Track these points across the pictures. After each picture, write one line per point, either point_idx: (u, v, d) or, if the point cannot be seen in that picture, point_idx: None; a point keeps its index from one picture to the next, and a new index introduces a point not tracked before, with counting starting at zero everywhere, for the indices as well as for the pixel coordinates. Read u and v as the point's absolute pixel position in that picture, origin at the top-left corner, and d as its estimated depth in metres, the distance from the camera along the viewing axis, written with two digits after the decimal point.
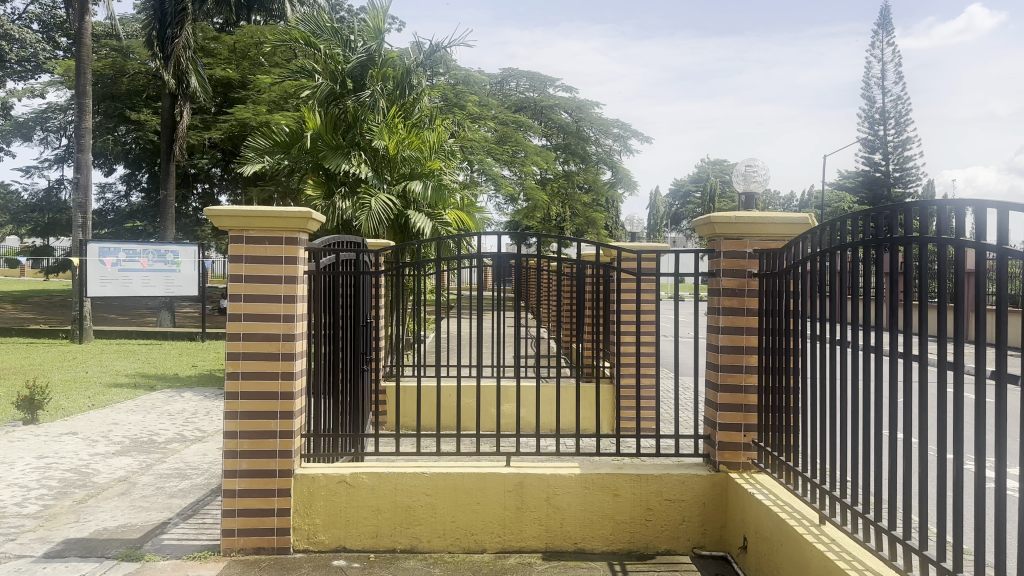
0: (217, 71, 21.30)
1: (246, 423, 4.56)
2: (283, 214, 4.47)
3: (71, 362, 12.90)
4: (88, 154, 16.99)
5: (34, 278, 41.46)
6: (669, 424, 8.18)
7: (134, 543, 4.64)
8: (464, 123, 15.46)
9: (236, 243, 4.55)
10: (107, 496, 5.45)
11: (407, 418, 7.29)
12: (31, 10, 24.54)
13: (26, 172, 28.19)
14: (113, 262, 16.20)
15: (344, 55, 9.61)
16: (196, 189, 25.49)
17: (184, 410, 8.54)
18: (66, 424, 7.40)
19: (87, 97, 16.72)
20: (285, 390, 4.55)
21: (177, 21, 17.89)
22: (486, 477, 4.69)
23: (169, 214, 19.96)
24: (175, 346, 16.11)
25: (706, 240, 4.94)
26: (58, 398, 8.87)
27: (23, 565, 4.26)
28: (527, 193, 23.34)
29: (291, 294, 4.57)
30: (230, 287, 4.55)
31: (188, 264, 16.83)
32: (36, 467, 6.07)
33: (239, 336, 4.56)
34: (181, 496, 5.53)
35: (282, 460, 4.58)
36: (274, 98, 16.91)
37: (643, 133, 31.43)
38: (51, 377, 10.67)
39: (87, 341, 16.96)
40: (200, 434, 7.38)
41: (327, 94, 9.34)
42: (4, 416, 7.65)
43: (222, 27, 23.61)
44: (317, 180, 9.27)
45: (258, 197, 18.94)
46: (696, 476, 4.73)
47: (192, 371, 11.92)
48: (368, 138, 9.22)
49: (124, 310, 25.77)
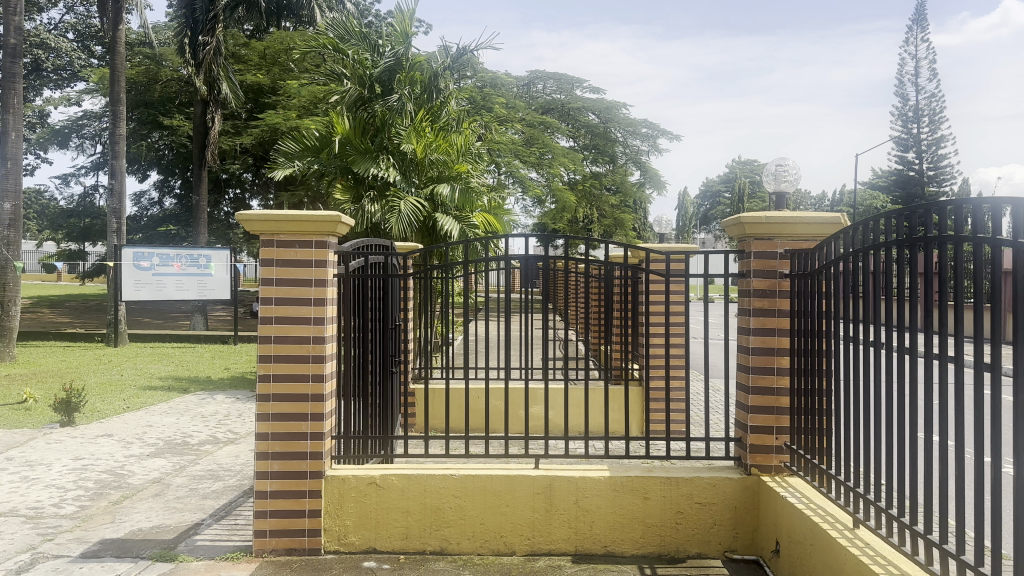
0: (248, 77, 21.64)
1: (278, 425, 4.61)
2: (312, 217, 4.51)
3: (106, 364, 13.15)
4: (122, 161, 17.30)
5: (72, 282, 42.55)
6: (701, 427, 8.15)
7: (168, 543, 4.71)
8: (491, 126, 15.55)
9: (266, 247, 4.60)
10: (142, 497, 5.54)
11: (436, 421, 7.32)
12: (67, 20, 24.97)
13: (63, 179, 28.88)
14: (149, 267, 16.42)
15: (373, 60, 9.69)
16: (228, 194, 25.76)
17: (217, 412, 8.65)
18: (101, 427, 7.53)
19: (121, 104, 16.99)
20: (316, 392, 4.59)
21: (207, 27, 18.17)
22: (514, 478, 4.69)
23: (202, 219, 20.17)
24: (209, 349, 16.25)
25: (736, 240, 4.88)
26: (94, 401, 9.03)
27: (60, 565, 4.34)
28: (555, 195, 23.17)
29: (321, 297, 4.61)
30: (262, 290, 4.59)
31: (219, 267, 17.06)
32: (74, 468, 6.20)
33: (271, 339, 4.60)
34: (214, 498, 5.60)
35: (313, 462, 4.62)
36: (302, 103, 17.09)
37: (672, 133, 31.23)
38: (86, 380, 10.84)
39: (122, 344, 17.19)
40: (233, 436, 7.48)
41: (356, 99, 9.44)
42: (42, 418, 7.80)
43: (252, 33, 23.93)
44: (346, 184, 9.36)
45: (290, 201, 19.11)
46: (728, 479, 4.68)
47: (224, 374, 12.05)
48: (396, 142, 9.26)
49: (158, 314, 26.22)
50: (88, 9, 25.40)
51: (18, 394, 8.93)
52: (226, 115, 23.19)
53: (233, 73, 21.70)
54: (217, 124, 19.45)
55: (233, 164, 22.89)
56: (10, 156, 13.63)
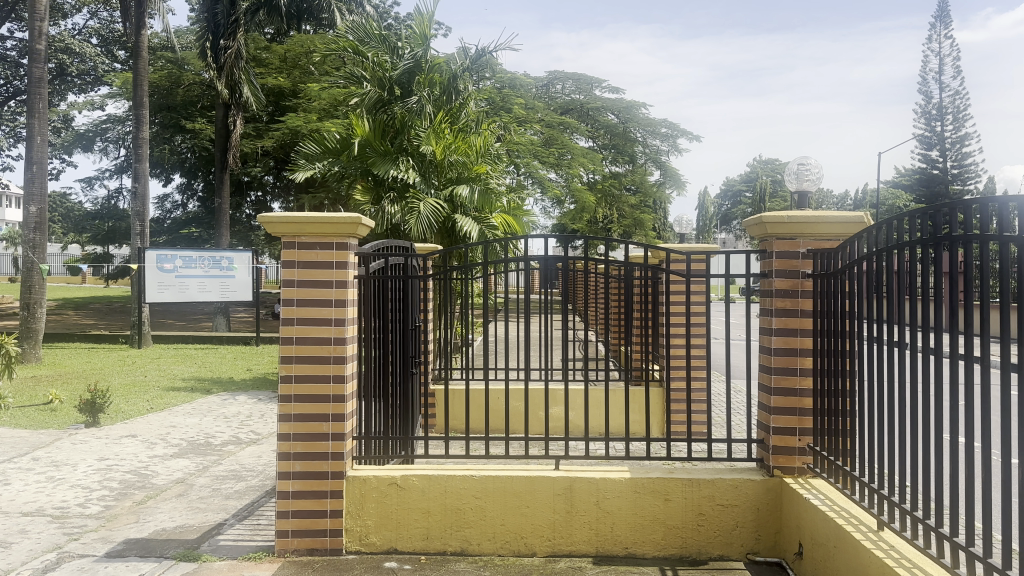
0: (269, 80, 21.84)
1: (299, 425, 4.63)
2: (333, 219, 4.54)
3: (130, 366, 13.30)
4: (145, 164, 17.47)
5: (96, 284, 43.06)
6: (722, 429, 8.08)
7: (192, 543, 4.75)
8: (511, 127, 15.57)
9: (288, 249, 4.64)
10: (166, 497, 5.59)
11: (457, 421, 7.34)
12: (91, 25, 25.27)
13: (88, 183, 29.23)
14: (172, 269, 16.47)
15: (392, 62, 9.71)
16: (250, 197, 25.93)
17: (239, 412, 8.71)
18: (126, 427, 7.60)
19: (144, 108, 17.15)
20: (336, 392, 4.61)
21: (229, 31, 18.34)
22: (534, 480, 4.68)
23: (224, 222, 20.33)
24: (232, 351, 16.38)
25: (758, 240, 4.84)
26: (119, 402, 9.11)
27: (85, 564, 4.38)
28: (574, 196, 23.14)
29: (342, 298, 4.63)
30: (283, 292, 4.63)
31: (242, 269, 17.22)
32: (99, 468, 6.26)
33: (292, 340, 4.63)
34: (237, 498, 5.63)
35: (334, 462, 4.64)
36: (324, 105, 17.18)
37: (692, 133, 31.10)
38: (111, 381, 10.95)
39: (145, 345, 17.36)
40: (255, 436, 7.52)
41: (375, 101, 9.45)
42: (67, 419, 7.88)
43: (273, 37, 24.11)
44: (366, 185, 9.41)
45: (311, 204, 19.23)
46: (750, 481, 4.64)
47: (246, 375, 12.12)
48: (416, 144, 9.28)
49: (181, 316, 26.47)
50: (111, 14, 25.69)
51: (44, 395, 9.03)
52: (248, 118, 23.37)
53: (255, 76, 21.90)
54: (239, 127, 19.57)
55: (255, 167, 23.13)
56: (35, 160, 13.81)
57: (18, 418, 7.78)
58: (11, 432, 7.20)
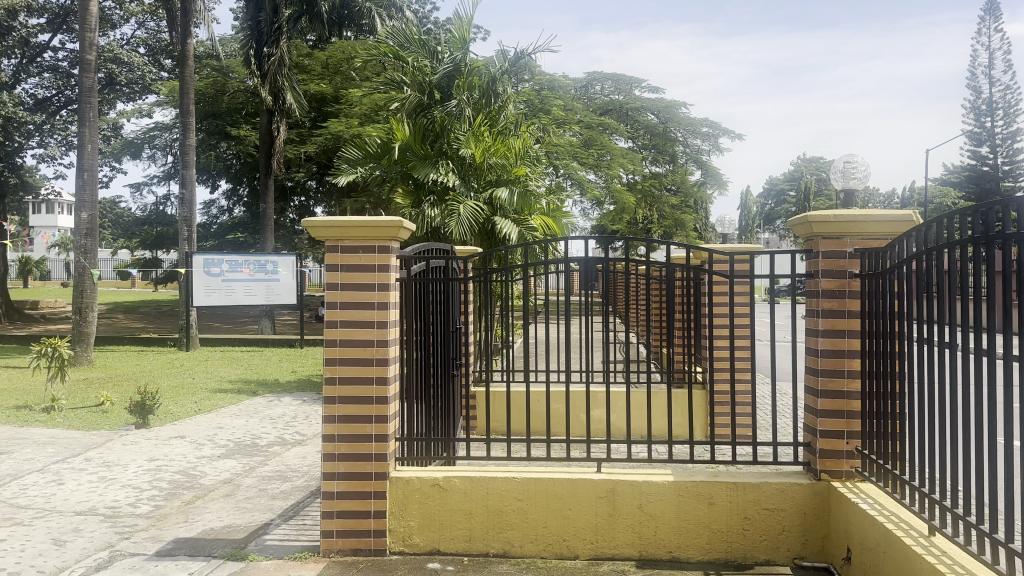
0: (311, 87, 22.16)
1: (343, 427, 4.68)
2: (376, 223, 4.58)
3: (179, 368, 13.60)
4: (193, 171, 17.83)
5: (146, 288, 44.11)
6: (769, 432, 7.96)
7: (239, 542, 4.82)
8: (551, 129, 15.58)
9: (332, 253, 4.69)
10: (214, 497, 5.70)
11: (497, 423, 7.35)
12: (139, 35, 25.84)
13: (137, 189, 29.96)
14: (219, 273, 16.87)
15: (432, 67, 9.73)
16: (293, 202, 26.33)
17: (284, 414, 8.84)
18: (175, 428, 7.76)
19: (191, 115, 17.52)
20: (380, 395, 4.65)
21: (273, 39, 18.65)
22: (576, 482, 4.66)
23: (268, 227, 20.69)
24: (277, 354, 16.64)
25: (803, 240, 4.76)
26: (168, 403, 9.31)
27: (136, 563, 4.48)
28: (614, 196, 23.08)
29: (384, 300, 4.67)
30: (327, 295, 4.68)
31: (286, 273, 17.47)
32: (149, 468, 6.40)
33: (337, 342, 4.68)
34: (283, 498, 5.71)
35: (377, 463, 4.67)
36: (364, 110, 17.39)
37: (734, 132, 30.81)
38: (160, 383, 11.19)
39: (193, 349, 17.75)
40: (300, 437, 7.63)
41: (416, 105, 9.51)
42: (118, 420, 8.08)
43: (314, 43, 24.42)
44: (407, 189, 9.48)
45: (353, 208, 19.47)
46: (797, 485, 4.56)
47: (291, 377, 12.30)
48: (455, 147, 9.33)
49: (228, 319, 26.99)
50: (158, 24, 26.27)
51: (96, 397, 9.26)
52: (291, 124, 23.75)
53: (297, 83, 22.22)
54: (283, 134, 19.92)
55: (298, 173, 23.49)
56: (86, 168, 14.19)
57: (71, 419, 7.99)
58: (65, 432, 7.41)
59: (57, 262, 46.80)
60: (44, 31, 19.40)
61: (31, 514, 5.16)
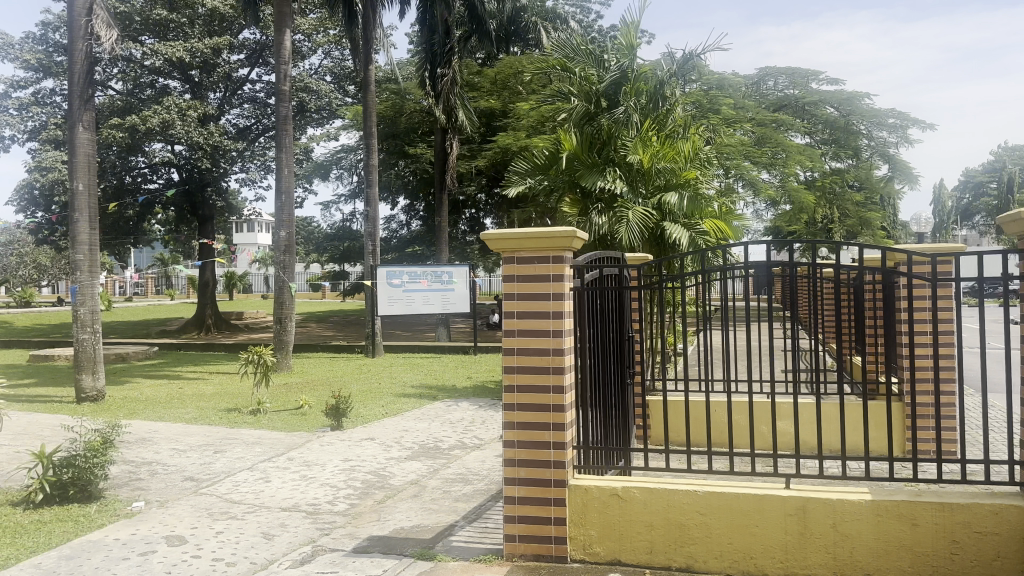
0: (481, 102, 22.92)
1: (522, 434, 4.79)
2: (549, 234, 4.66)
3: (367, 373, 14.54)
4: (375, 189, 19.01)
5: (335, 298, 47.45)
6: (982, 450, 7.26)
7: (427, 542, 5.08)
8: (727, 133, 15.16)
9: (508, 264, 4.83)
10: (403, 497, 6.02)
11: (674, 435, 7.23)
12: (327, 65, 27.88)
13: (326, 207, 32.31)
14: (400, 284, 17.73)
15: (599, 75, 9.83)
16: (466, 214, 27.20)
17: (463, 418, 9.21)
18: (365, 430, 8.30)
19: (373, 136, 18.63)
20: (556, 403, 4.72)
21: (445, 59, 19.46)
22: (763, 498, 4.50)
23: (444, 239, 21.58)
24: (451, 360, 17.31)
25: (1017, 238, 4.31)
26: (359, 407, 9.97)
27: (336, 557, 4.82)
28: (791, 196, 22.15)
29: (559, 310, 4.74)
30: (505, 304, 4.83)
31: (461, 282, 18.12)
32: (344, 468, 6.88)
33: (514, 350, 4.81)
34: (465, 501, 5.94)
35: (556, 470, 4.75)
36: (532, 122, 17.72)
37: (927, 120, 28.38)
38: (351, 388, 12.01)
39: (379, 355, 18.81)
40: (479, 441, 7.91)
41: (582, 115, 9.57)
42: (316, 422, 8.75)
43: (484, 61, 25.25)
44: (574, 198, 9.48)
45: (522, 218, 19.87)
46: (1015, 507, 4.16)
47: (469, 383, 12.77)
48: (622, 153, 9.30)
49: (407, 327, 28.37)
50: (342, 54, 28.13)
51: (296, 400, 10.09)
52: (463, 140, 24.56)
53: (468, 99, 23.05)
54: (455, 149, 20.71)
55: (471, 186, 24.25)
56: (284, 190, 15.32)
57: (275, 421, 8.75)
58: (271, 433, 8.11)
59: (258, 276, 51.21)
60: (244, 66, 21.22)
61: (245, 507, 5.67)
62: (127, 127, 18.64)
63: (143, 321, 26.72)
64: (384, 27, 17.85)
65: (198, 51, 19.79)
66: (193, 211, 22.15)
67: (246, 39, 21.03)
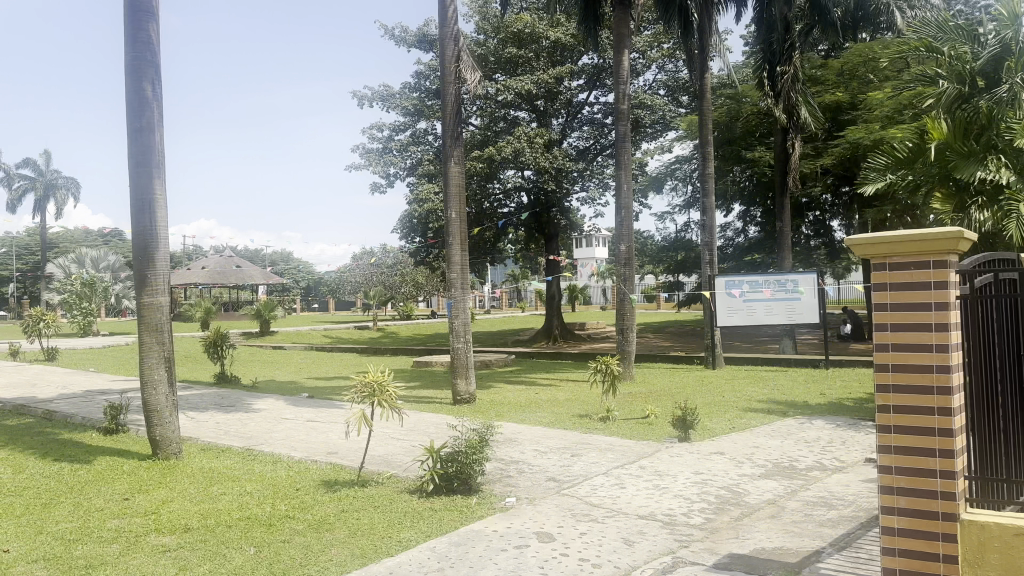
0: (826, 96, 20.39)
1: (900, 459, 4.07)
2: (935, 234, 3.94)
3: (709, 384, 14.34)
4: (711, 196, 16.01)
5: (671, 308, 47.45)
6: None
7: (793, 566, 4.81)
8: None
9: (879, 270, 4.18)
10: (760, 517, 5.80)
11: None
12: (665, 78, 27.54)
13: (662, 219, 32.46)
14: (740, 293, 15.57)
15: (974, 52, 8.82)
16: (809, 216, 24.50)
17: (819, 437, 8.62)
18: (714, 444, 8.17)
19: (708, 142, 16.07)
20: (944, 427, 3.93)
21: (786, 52, 17.16)
22: None
23: (786, 245, 19.02)
24: (801, 373, 15.52)
25: None
26: (705, 419, 9.86)
27: (697, 571, 4.78)
28: None
29: (945, 323, 3.96)
30: (876, 316, 4.16)
31: (810, 290, 15.02)
32: (696, 481, 6.83)
33: (888, 369, 4.12)
34: (830, 527, 5.53)
35: (945, 503, 3.95)
36: (886, 114, 16.07)
37: None
38: (695, 399, 11.93)
39: (719, 367, 16.77)
40: (839, 463, 7.34)
41: (955, 97, 8.65)
42: (664, 432, 8.84)
43: (826, 54, 23.61)
44: (946, 192, 8.59)
45: (875, 220, 18.07)
46: None
47: (821, 399, 11.90)
48: (1009, 139, 7.97)
49: (747, 338, 27.05)
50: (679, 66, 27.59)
51: (642, 410, 10.31)
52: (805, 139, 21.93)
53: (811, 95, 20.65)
54: (800, 149, 18.09)
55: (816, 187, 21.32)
56: (624, 206, 13.93)
57: (624, 429, 9.03)
58: (621, 441, 8.36)
59: (597, 288, 53.19)
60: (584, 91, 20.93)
61: (604, 511, 5.89)
62: (485, 157, 19.50)
63: (495, 332, 29.52)
64: (720, 32, 15.61)
65: (543, 82, 19.78)
66: (540, 229, 23.00)
67: (585, 63, 20.58)
